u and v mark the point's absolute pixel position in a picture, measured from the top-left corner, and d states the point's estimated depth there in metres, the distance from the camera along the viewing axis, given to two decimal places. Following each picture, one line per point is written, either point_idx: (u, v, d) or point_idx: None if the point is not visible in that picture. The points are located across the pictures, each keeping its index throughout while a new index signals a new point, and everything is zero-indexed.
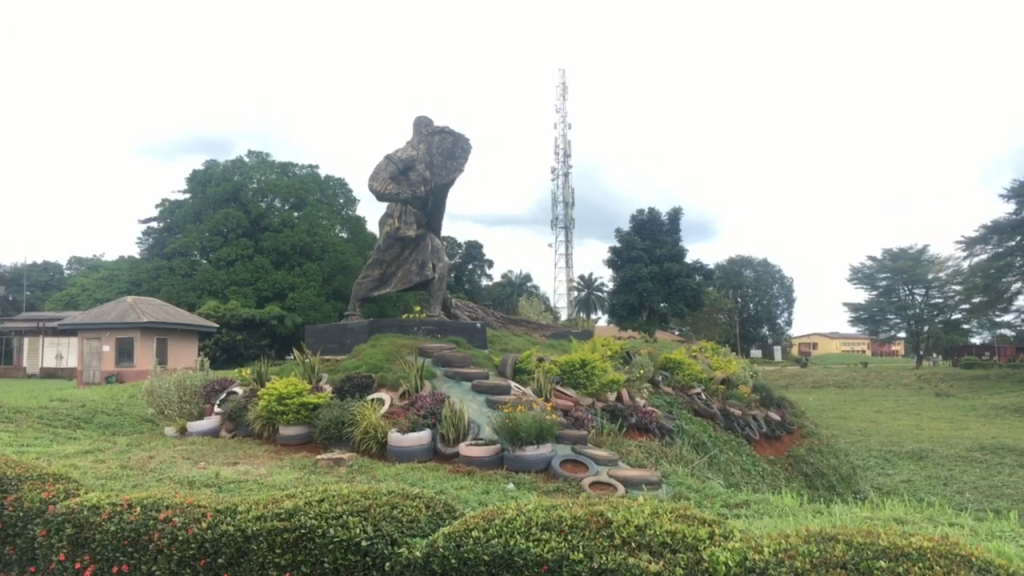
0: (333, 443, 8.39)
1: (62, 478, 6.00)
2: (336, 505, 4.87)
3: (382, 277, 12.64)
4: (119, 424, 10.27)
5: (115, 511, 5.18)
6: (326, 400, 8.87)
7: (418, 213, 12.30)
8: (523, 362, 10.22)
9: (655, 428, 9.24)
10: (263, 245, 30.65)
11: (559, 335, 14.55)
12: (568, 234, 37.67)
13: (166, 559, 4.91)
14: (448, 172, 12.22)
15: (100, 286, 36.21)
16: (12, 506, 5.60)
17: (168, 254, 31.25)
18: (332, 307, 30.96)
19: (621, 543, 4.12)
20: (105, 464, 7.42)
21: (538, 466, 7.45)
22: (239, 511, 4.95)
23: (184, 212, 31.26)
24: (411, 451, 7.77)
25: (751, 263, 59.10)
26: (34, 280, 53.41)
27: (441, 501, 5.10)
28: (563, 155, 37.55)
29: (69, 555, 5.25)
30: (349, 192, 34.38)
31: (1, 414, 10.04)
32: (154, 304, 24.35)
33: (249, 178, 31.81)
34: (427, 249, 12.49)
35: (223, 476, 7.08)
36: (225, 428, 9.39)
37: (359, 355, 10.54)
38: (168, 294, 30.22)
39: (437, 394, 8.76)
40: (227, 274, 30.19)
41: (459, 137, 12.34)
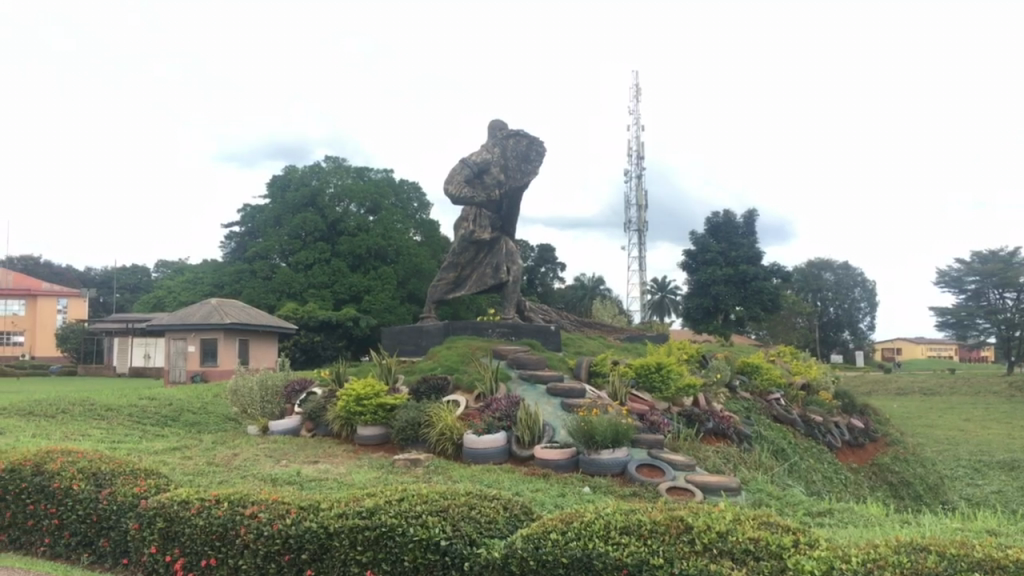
0: (410, 443, 8.49)
1: (153, 473, 6.20)
2: (415, 505, 4.93)
3: (457, 280, 12.72)
4: (204, 422, 10.59)
5: (203, 506, 5.34)
6: (403, 401, 8.98)
7: (492, 216, 12.37)
8: (598, 365, 10.16)
9: (733, 434, 9.11)
10: (340, 248, 31.25)
11: (634, 339, 14.46)
12: (642, 236, 37.37)
13: (251, 555, 5.05)
14: (523, 176, 12.27)
15: (185, 289, 37.40)
16: (105, 500, 5.78)
17: (249, 258, 32.16)
18: (407, 309, 31.35)
19: (703, 550, 4.07)
20: (192, 460, 7.65)
21: (614, 469, 7.40)
22: (321, 509, 5.06)
23: (264, 216, 32.08)
24: (486, 453, 7.82)
25: (831, 267, 58.09)
26: (123, 284, 55.43)
27: (519, 503, 5.12)
28: (637, 158, 37.25)
29: (160, 548, 5.42)
30: (423, 196, 34.69)
31: (94, 412, 10.47)
32: (236, 305, 25.06)
33: (326, 183, 32.41)
34: (502, 252, 12.58)
35: (305, 474, 7.24)
36: (305, 427, 9.58)
37: (434, 357, 10.64)
38: (249, 297, 31.08)
39: (513, 396, 8.79)
40: (305, 278, 30.92)
41: (534, 140, 12.34)
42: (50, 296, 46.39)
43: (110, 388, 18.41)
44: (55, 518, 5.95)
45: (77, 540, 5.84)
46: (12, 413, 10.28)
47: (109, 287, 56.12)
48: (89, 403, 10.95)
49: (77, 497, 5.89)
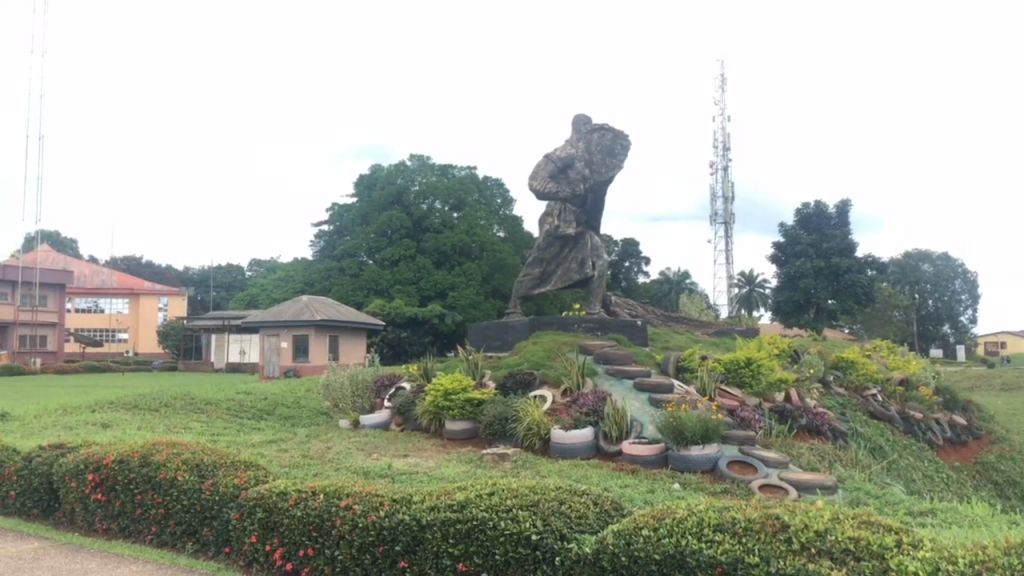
0: (498, 438, 8.55)
1: (252, 465, 6.41)
2: (506, 499, 4.96)
3: (542, 275, 12.71)
4: (298, 416, 10.89)
5: (300, 498, 5.50)
6: (490, 396, 9.05)
7: (577, 210, 12.34)
8: (685, 361, 10.04)
9: (828, 430, 8.86)
10: (425, 245, 31.68)
11: (723, 333, 14.21)
12: (728, 229, 36.68)
13: (347, 546, 5.17)
14: (608, 170, 12.15)
15: (277, 286, 38.51)
16: (208, 490, 6.00)
17: (338, 255, 32.92)
18: (491, 305, 31.54)
19: (801, 549, 3.97)
20: (287, 453, 7.88)
21: (704, 466, 7.30)
22: (413, 501, 5.15)
23: (352, 215, 32.76)
24: (574, 448, 7.82)
25: (930, 259, 56.10)
26: (219, 282, 57.41)
27: (609, 499, 5.10)
28: (723, 149, 36.55)
29: (260, 538, 5.60)
30: (506, 192, 34.82)
31: (195, 406, 10.89)
32: (326, 303, 25.68)
33: (411, 182, 32.86)
34: (587, 247, 12.51)
35: (395, 467, 7.38)
36: (395, 421, 9.76)
37: (520, 352, 10.69)
38: (338, 294, 31.83)
39: (600, 391, 8.77)
40: (392, 274, 31.49)
41: (618, 133, 12.23)
42: (150, 294, 48.37)
43: (210, 383, 19.08)
44: (160, 508, 6.18)
45: (182, 529, 6.08)
46: (119, 406, 10.78)
47: (206, 285, 58.19)
48: (190, 397, 11.40)
49: (181, 488, 6.11)
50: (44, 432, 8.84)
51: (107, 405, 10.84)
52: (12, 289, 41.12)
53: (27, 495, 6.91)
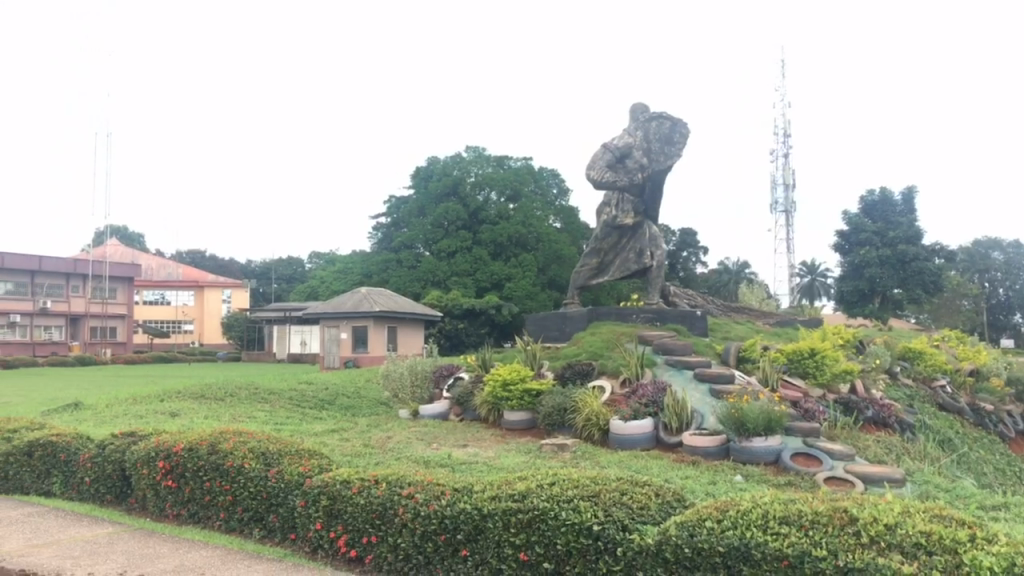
0: (556, 429, 8.55)
1: (315, 454, 6.52)
2: (567, 489, 4.96)
3: (600, 266, 12.72)
4: (358, 405, 11.04)
5: (363, 486, 5.59)
6: (548, 387, 9.05)
7: (635, 200, 12.26)
8: (746, 351, 9.91)
9: (895, 423, 8.70)
10: (481, 237, 31.81)
11: (785, 323, 13.99)
12: (790, 218, 36.02)
13: (410, 534, 5.23)
14: (665, 159, 12.03)
15: (336, 278, 39.08)
16: (274, 478, 6.11)
17: (395, 247, 33.27)
18: (548, 296, 31.52)
19: (870, 542, 3.89)
20: (349, 442, 8.00)
21: (767, 458, 7.21)
22: (475, 491, 5.20)
23: (409, 207, 33.04)
24: (634, 439, 7.78)
25: (1001, 246, 54.29)
26: (280, 274, 58.48)
27: (672, 490, 5.06)
28: (784, 136, 35.85)
29: (325, 525, 5.70)
30: (562, 182, 34.75)
31: (259, 396, 11.13)
32: (384, 295, 25.88)
33: (467, 173, 32.97)
34: (645, 237, 12.44)
35: (455, 457, 7.43)
36: (453, 411, 9.83)
37: (579, 342, 10.68)
38: (396, 285, 32.19)
39: (660, 382, 8.72)
40: (449, 266, 31.71)
41: (677, 121, 12.09)
42: (214, 286, 49.48)
43: (273, 373, 19.45)
44: (228, 495, 6.32)
45: (250, 515, 6.22)
46: (186, 396, 11.08)
47: (267, 278, 59.33)
48: (254, 387, 11.65)
49: (248, 475, 6.25)
50: (115, 420, 9.12)
51: (175, 394, 11.14)
52: (83, 282, 42.49)
53: (100, 481, 7.12)
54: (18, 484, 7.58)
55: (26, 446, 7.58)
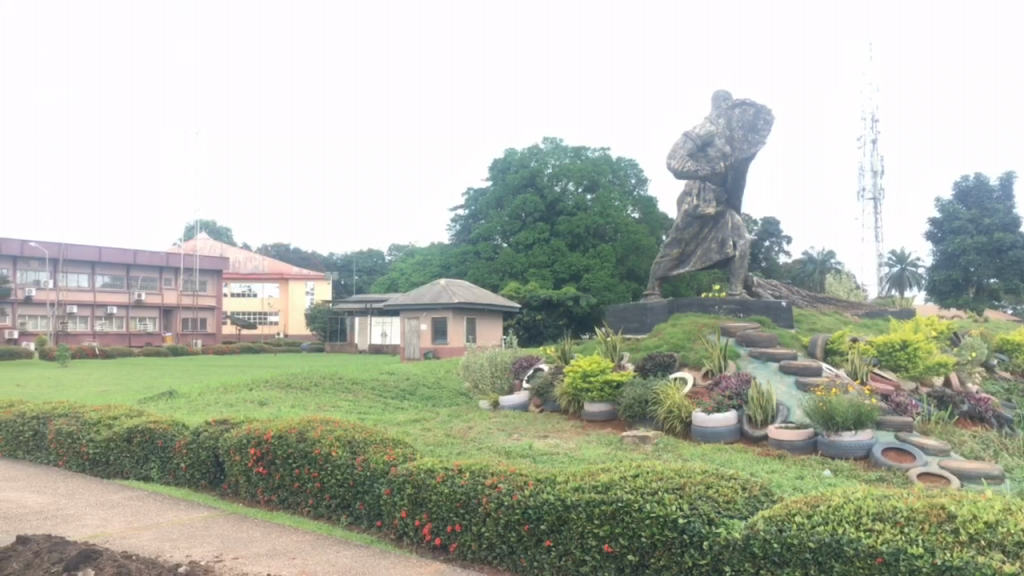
0: (637, 421, 8.50)
1: (399, 443, 6.63)
2: (651, 482, 4.92)
3: (681, 257, 12.51)
4: (438, 396, 11.17)
5: (447, 475, 5.65)
6: (629, 378, 9.00)
7: (717, 189, 12.08)
8: (834, 343, 9.67)
9: (992, 417, 8.38)
10: (559, 228, 31.79)
11: (874, 315, 13.60)
12: (877, 206, 34.94)
13: (494, 523, 5.27)
14: (749, 146, 11.93)
15: (416, 270, 39.62)
16: (360, 466, 6.24)
17: (473, 239, 33.53)
18: (627, 287, 31.32)
19: (969, 541, 3.75)
20: (431, 432, 8.10)
21: (857, 453, 7.02)
22: (557, 482, 5.20)
23: (486, 198, 33.22)
24: (717, 432, 7.67)
25: None
26: (361, 267, 59.62)
27: (759, 484, 4.96)
28: (871, 121, 34.73)
29: (410, 513, 5.78)
30: (640, 172, 34.43)
31: (343, 386, 11.37)
32: (463, 286, 26.29)
33: (545, 164, 32.97)
34: (727, 227, 12.26)
35: (536, 448, 7.45)
36: (533, 403, 9.86)
37: (660, 334, 10.57)
38: (475, 277, 32.47)
39: (743, 374, 8.58)
40: (526, 257, 31.82)
41: (761, 109, 12.01)
42: (298, 279, 50.73)
43: (356, 363, 19.89)
44: (316, 482, 6.48)
45: (337, 502, 6.36)
46: (274, 385, 11.39)
47: (349, 270, 60.56)
48: (338, 377, 11.91)
49: (335, 463, 6.39)
50: (208, 408, 9.45)
51: (264, 383, 11.48)
52: (175, 275, 44.07)
53: (196, 467, 7.38)
54: (118, 468, 7.91)
55: (126, 432, 7.90)
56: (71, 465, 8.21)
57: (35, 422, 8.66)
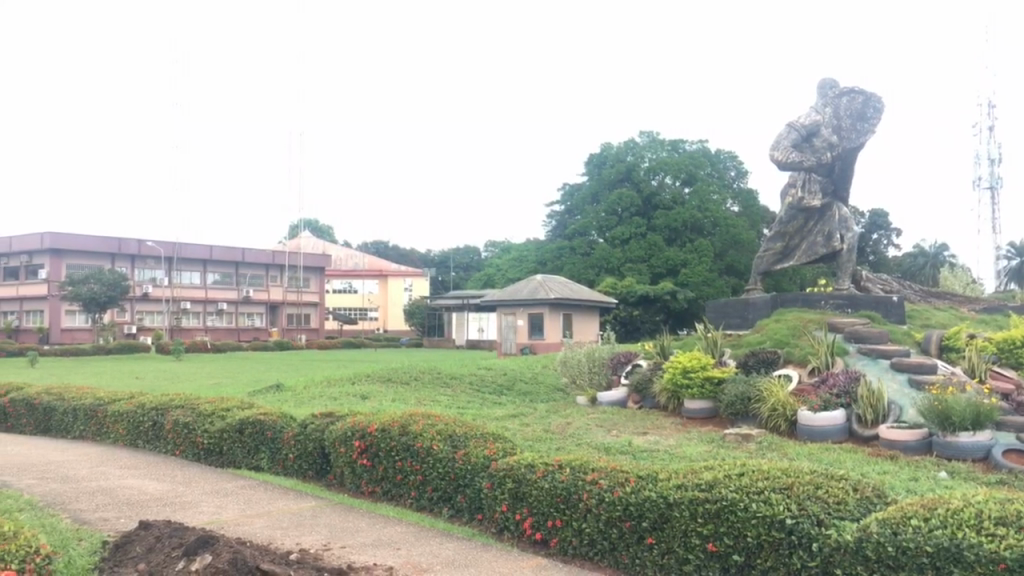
0: (739, 418, 8.33)
1: (500, 438, 6.68)
2: (756, 481, 4.81)
3: (784, 251, 12.20)
4: (536, 391, 11.20)
5: (548, 470, 5.66)
6: (730, 374, 8.82)
7: (823, 180, 11.70)
8: (950, 339, 9.25)
9: None
10: (655, 223, 31.44)
11: (994, 310, 12.95)
12: (995, 195, 33.19)
13: (595, 519, 5.25)
14: (857, 136, 11.51)
15: (512, 266, 39.87)
16: (461, 460, 6.32)
17: (569, 235, 33.46)
18: (725, 282, 30.76)
19: None
20: (530, 427, 8.14)
21: (975, 455, 6.71)
22: (659, 479, 5.13)
23: (582, 194, 33.11)
24: (824, 431, 7.45)
25: None
26: (458, 263, 60.37)
27: (871, 486, 4.77)
28: (987, 107, 33.00)
29: (511, 507, 5.82)
30: (739, 165, 33.74)
31: (442, 381, 11.54)
32: (559, 283, 26.18)
33: (641, 159, 32.65)
34: (833, 219, 11.85)
35: (635, 444, 7.41)
36: (632, 399, 9.79)
37: (762, 330, 10.33)
38: (571, 273, 32.40)
39: (852, 371, 8.30)
40: (623, 253, 31.57)
41: (869, 97, 11.59)
42: (397, 275, 51.75)
43: (455, 358, 20.13)
44: (419, 474, 6.60)
45: (438, 495, 6.45)
46: (374, 379, 11.66)
47: (446, 267, 61.40)
48: (438, 372, 12.09)
49: (437, 457, 6.49)
50: (313, 401, 9.72)
51: (366, 378, 11.76)
52: (280, 272, 45.64)
53: (303, 458, 7.61)
54: (230, 458, 8.22)
55: (238, 423, 8.23)
56: (187, 454, 8.58)
57: (154, 413, 9.11)
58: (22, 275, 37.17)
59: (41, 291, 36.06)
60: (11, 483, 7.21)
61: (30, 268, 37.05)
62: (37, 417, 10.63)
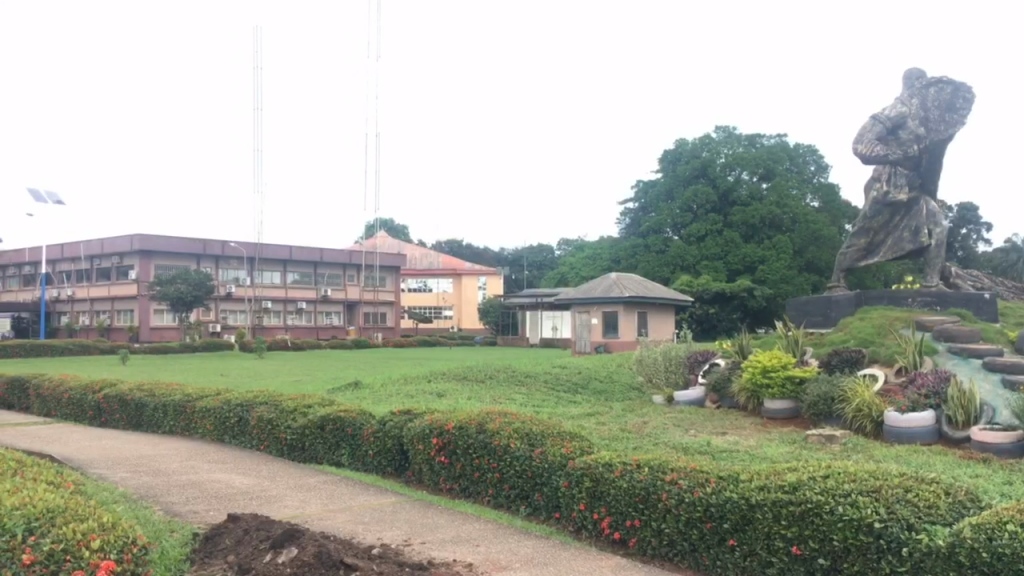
0: (823, 419, 8.14)
1: (577, 436, 6.66)
2: (843, 483, 4.68)
3: (869, 246, 11.88)
4: (611, 390, 11.15)
5: (626, 469, 5.60)
6: (813, 374, 8.63)
7: (910, 173, 11.33)
8: None
9: None
10: (732, 219, 30.95)
11: None
12: None
13: (675, 520, 5.19)
14: (946, 127, 11.10)
15: (586, 264, 39.74)
16: (539, 458, 6.33)
17: (643, 233, 33.03)
18: (806, 279, 30.09)
19: None
20: (607, 426, 8.09)
21: None
22: (741, 480, 5.04)
23: (657, 190, 32.71)
24: (912, 433, 7.24)
25: None
26: (532, 262, 60.48)
27: (964, 489, 4.59)
28: None
29: (589, 506, 5.79)
30: (820, 158, 33.03)
31: (518, 379, 11.59)
32: (635, 279, 26.14)
33: (717, 154, 32.09)
34: (921, 213, 11.42)
35: (715, 444, 7.31)
36: (710, 399, 9.66)
37: (846, 328, 10.06)
38: (645, 270, 32.06)
39: (942, 371, 8.03)
40: (698, 250, 31.20)
41: (959, 86, 11.15)
42: (471, 274, 52.08)
43: (531, 357, 20.19)
44: (497, 472, 6.63)
45: (516, 493, 6.47)
46: (450, 377, 11.75)
47: (519, 265, 61.55)
48: (513, 370, 12.13)
49: (514, 454, 6.51)
50: (390, 399, 9.87)
51: (442, 375, 11.87)
52: (357, 271, 46.42)
53: (383, 454, 7.73)
54: (312, 454, 8.40)
55: (319, 419, 8.40)
56: (271, 449, 8.81)
57: (239, 409, 9.37)
58: (113, 276, 38.69)
59: (131, 291, 37.45)
60: (107, 475, 7.53)
61: (120, 269, 38.54)
62: (129, 412, 11.06)
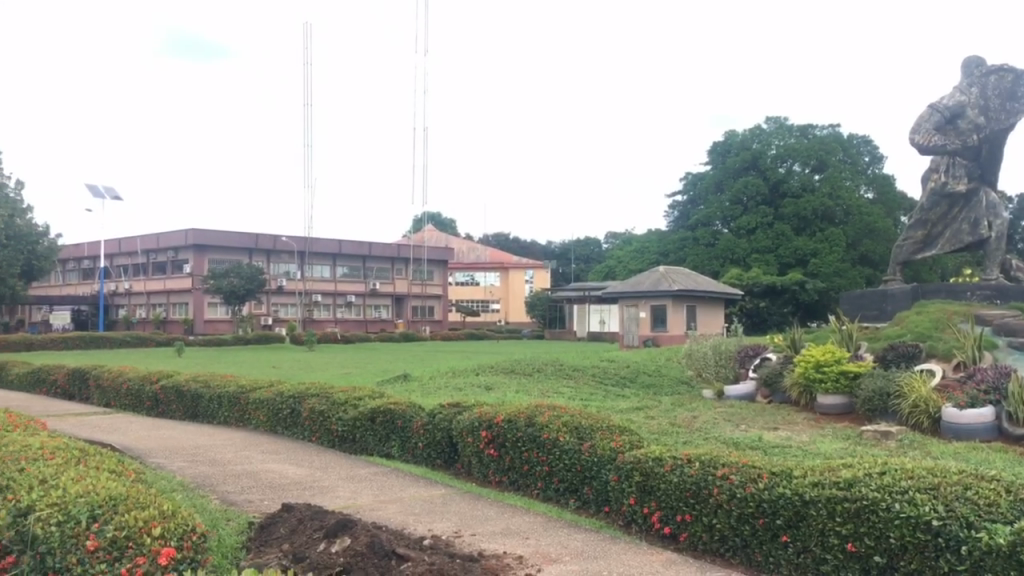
0: (878, 414, 7.99)
1: (626, 430, 6.63)
2: (900, 480, 4.58)
3: (926, 239, 11.61)
4: (660, 384, 11.08)
5: (676, 464, 5.57)
6: (868, 369, 8.47)
7: (969, 164, 11.06)
8: None
9: None
10: (783, 211, 30.52)
11: None
12: None
13: (726, 515, 5.15)
14: (1007, 116, 10.82)
15: (633, 257, 39.53)
16: (587, 451, 6.32)
17: (692, 225, 32.98)
18: (859, 272, 29.52)
19: None
20: (656, 421, 8.04)
21: None
22: (793, 476, 4.97)
23: (706, 183, 32.52)
24: (972, 429, 7.07)
25: None
26: (579, 255, 60.29)
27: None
28: None
29: (639, 500, 5.77)
30: (874, 149, 32.45)
31: (566, 373, 11.58)
32: (683, 273, 25.98)
33: (768, 146, 31.71)
34: (981, 205, 11.14)
35: (766, 439, 7.23)
36: (761, 393, 9.56)
37: (902, 323, 9.85)
38: (693, 263, 31.89)
39: (1002, 366, 7.82)
40: (749, 243, 30.86)
41: (1021, 74, 10.85)
42: (518, 268, 52.14)
43: (579, 351, 20.17)
44: (545, 465, 6.64)
45: (565, 486, 6.48)
46: (498, 371, 11.79)
47: (567, 259, 61.40)
48: (561, 364, 12.12)
49: (563, 448, 6.51)
50: (439, 391, 9.94)
51: (490, 369, 11.92)
52: (405, 265, 46.78)
53: (433, 447, 7.80)
54: (363, 445, 8.50)
55: (370, 411, 8.50)
56: (323, 440, 8.94)
57: (292, 401, 9.53)
58: (169, 270, 39.57)
59: (186, 284, 38.25)
60: (165, 465, 7.71)
61: (175, 263, 39.38)
62: (185, 403, 11.31)
